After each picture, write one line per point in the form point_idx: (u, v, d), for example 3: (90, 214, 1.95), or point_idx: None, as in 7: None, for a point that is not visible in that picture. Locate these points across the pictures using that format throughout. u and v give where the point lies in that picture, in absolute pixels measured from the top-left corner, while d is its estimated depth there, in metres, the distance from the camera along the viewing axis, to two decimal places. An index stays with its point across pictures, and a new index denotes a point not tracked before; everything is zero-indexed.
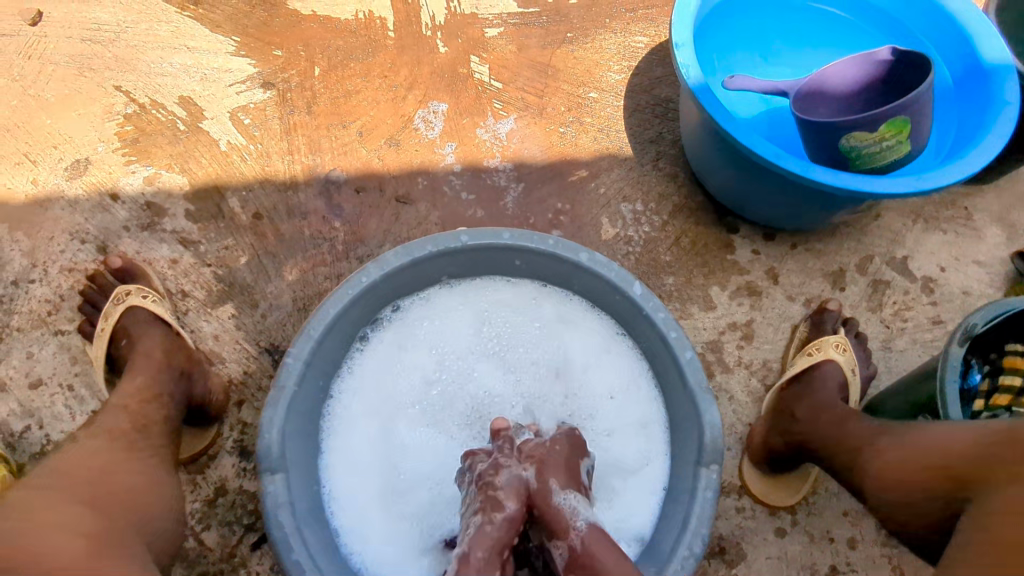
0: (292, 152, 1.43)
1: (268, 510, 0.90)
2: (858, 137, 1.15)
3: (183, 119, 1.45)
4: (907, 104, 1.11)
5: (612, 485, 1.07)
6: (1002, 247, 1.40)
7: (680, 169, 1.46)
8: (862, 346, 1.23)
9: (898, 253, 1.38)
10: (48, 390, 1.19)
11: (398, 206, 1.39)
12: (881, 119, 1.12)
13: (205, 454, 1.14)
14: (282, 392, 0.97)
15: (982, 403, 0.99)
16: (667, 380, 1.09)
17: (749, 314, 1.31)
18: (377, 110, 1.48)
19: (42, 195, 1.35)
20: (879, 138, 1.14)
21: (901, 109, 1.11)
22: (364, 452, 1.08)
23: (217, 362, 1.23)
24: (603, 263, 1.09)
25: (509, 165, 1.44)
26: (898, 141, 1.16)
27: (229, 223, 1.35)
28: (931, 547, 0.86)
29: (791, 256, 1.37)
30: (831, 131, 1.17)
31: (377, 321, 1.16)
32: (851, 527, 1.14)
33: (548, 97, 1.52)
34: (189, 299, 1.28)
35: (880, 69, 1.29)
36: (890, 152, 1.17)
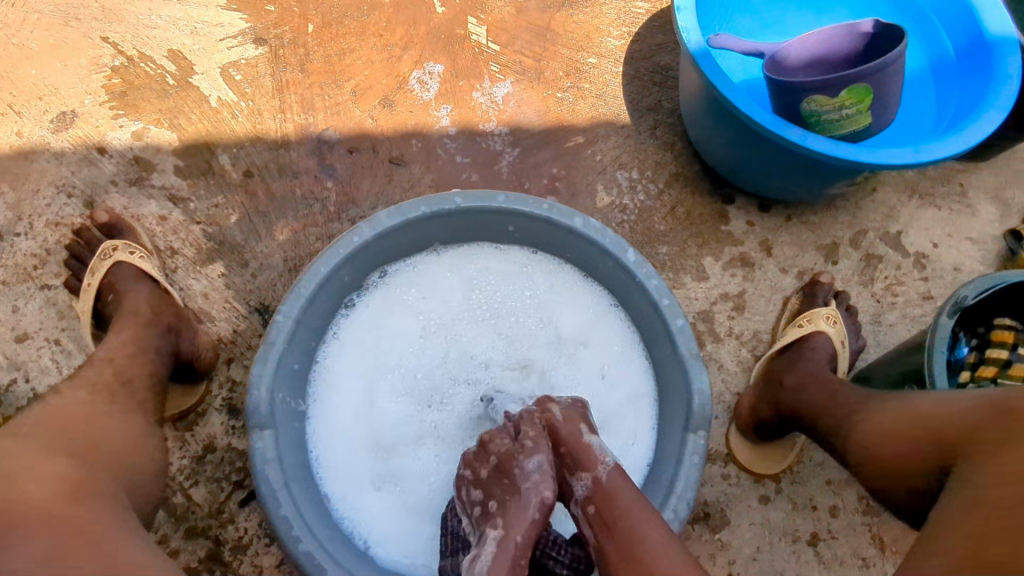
0: (284, 110, 1.40)
1: (256, 465, 0.91)
2: (821, 100, 1.13)
3: (173, 74, 1.41)
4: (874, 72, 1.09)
5: None
6: (995, 225, 1.40)
7: (677, 138, 1.44)
8: (852, 319, 1.24)
9: (892, 228, 1.37)
10: (35, 344, 1.18)
11: (391, 168, 1.37)
12: (847, 82, 1.10)
13: (193, 411, 1.14)
14: (271, 349, 0.97)
15: (968, 374, 0.99)
16: (658, 348, 1.09)
17: (741, 285, 1.31)
18: (371, 69, 1.45)
19: (27, 147, 1.32)
20: (839, 103, 1.13)
21: (868, 75, 1.09)
22: (352, 414, 1.09)
23: (206, 320, 1.23)
24: (598, 229, 1.08)
25: (505, 129, 1.42)
26: (858, 110, 1.14)
27: (219, 180, 1.33)
28: (910, 512, 0.87)
29: (785, 228, 1.36)
30: (792, 92, 1.14)
31: (365, 286, 1.14)
32: (834, 496, 1.16)
33: (546, 61, 1.50)
34: (178, 257, 1.27)
35: (858, 41, 1.27)
36: (845, 117, 1.16)
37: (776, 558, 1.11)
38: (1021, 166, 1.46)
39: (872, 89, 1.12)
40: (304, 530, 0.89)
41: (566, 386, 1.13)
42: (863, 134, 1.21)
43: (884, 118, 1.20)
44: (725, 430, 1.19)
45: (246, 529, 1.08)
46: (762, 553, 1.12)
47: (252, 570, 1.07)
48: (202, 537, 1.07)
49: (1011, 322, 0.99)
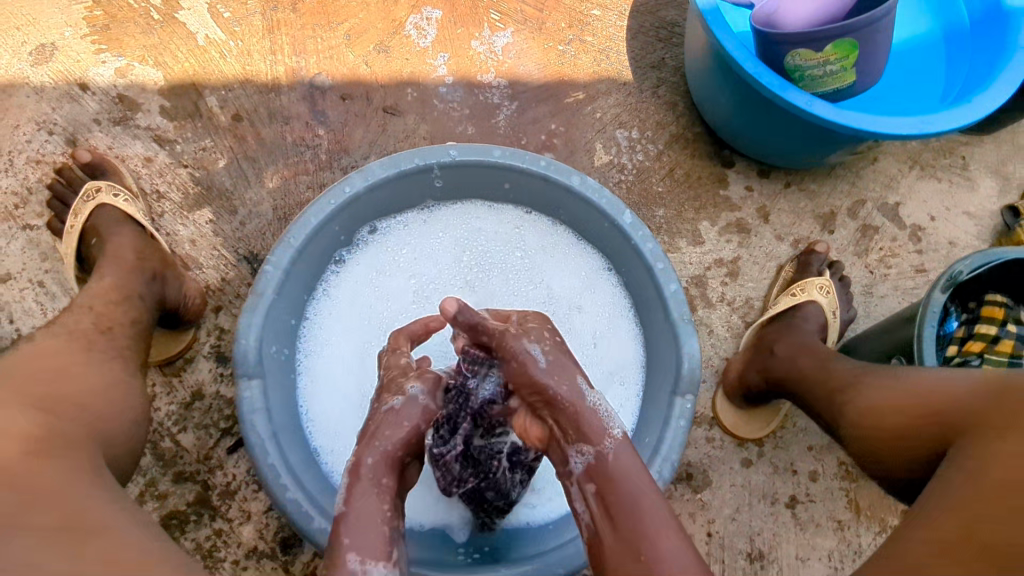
0: (275, 52, 1.35)
1: (244, 415, 0.90)
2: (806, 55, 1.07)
3: (158, 8, 1.35)
4: (859, 26, 1.02)
5: None
6: (994, 200, 1.39)
7: (680, 98, 1.41)
8: (844, 290, 1.24)
9: (890, 199, 1.36)
10: (17, 285, 1.15)
11: (385, 117, 1.34)
12: (833, 37, 1.04)
13: (181, 357, 1.13)
14: (260, 299, 0.95)
15: (956, 348, 0.99)
16: (650, 312, 1.09)
17: (736, 251, 1.30)
18: (366, 12, 1.39)
19: (5, 81, 1.27)
20: (823, 58, 1.07)
21: (856, 30, 1.03)
22: (342, 369, 1.08)
23: (193, 267, 1.20)
24: (595, 189, 1.07)
25: (503, 81, 1.38)
26: (843, 67, 1.09)
27: (207, 123, 1.28)
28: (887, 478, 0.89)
29: (784, 195, 1.35)
30: (774, 44, 1.08)
31: (355, 242, 1.12)
32: (814, 461, 1.18)
33: (549, 11, 1.45)
34: (164, 202, 1.23)
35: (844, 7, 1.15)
36: (826, 73, 1.10)
37: (755, 519, 1.14)
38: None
39: (859, 43, 1.06)
40: (291, 480, 0.89)
41: None
42: (844, 91, 1.17)
43: (870, 76, 1.15)
44: (712, 394, 1.20)
45: (234, 475, 1.09)
46: (742, 514, 1.14)
47: (240, 514, 1.07)
48: (189, 481, 1.07)
49: (1002, 299, 1.00)
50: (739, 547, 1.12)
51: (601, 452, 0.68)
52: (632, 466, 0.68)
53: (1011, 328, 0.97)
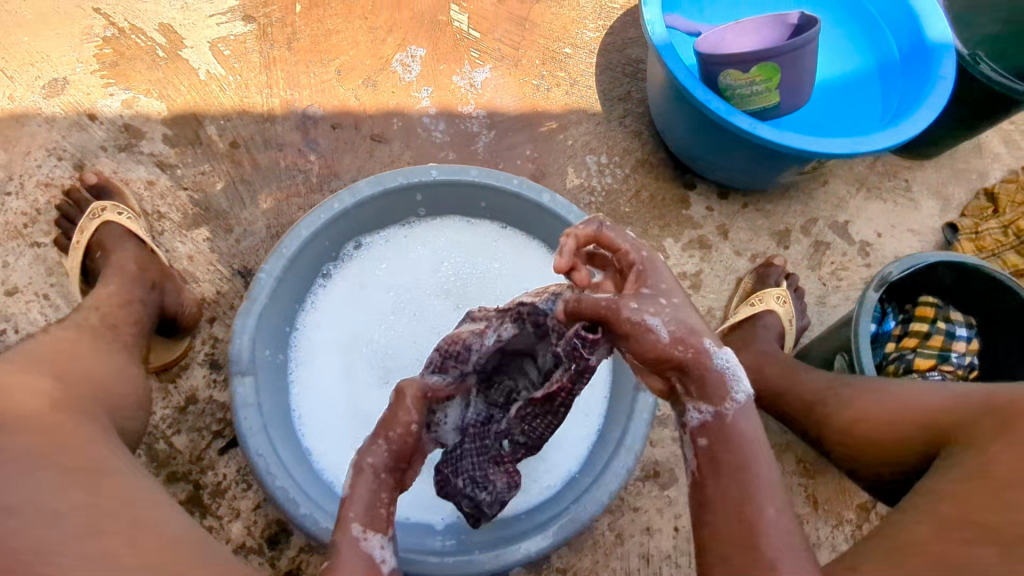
0: (271, 86, 1.46)
1: (237, 409, 0.97)
2: (737, 75, 1.19)
3: (163, 46, 1.47)
4: (777, 52, 1.16)
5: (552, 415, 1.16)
6: (936, 218, 1.50)
7: (645, 127, 1.53)
8: (799, 299, 1.33)
9: (840, 218, 1.47)
10: (24, 298, 1.23)
11: (372, 144, 1.44)
12: (759, 58, 1.16)
13: (176, 364, 1.20)
14: (254, 303, 1.03)
15: (893, 345, 1.10)
16: None
17: (698, 265, 1.40)
18: (356, 50, 1.52)
19: (19, 111, 1.37)
20: (750, 79, 1.19)
21: (777, 56, 1.16)
22: (329, 374, 1.15)
23: (190, 281, 1.28)
24: (564, 205, 1.17)
25: (482, 112, 1.50)
26: (767, 88, 1.22)
27: (206, 149, 1.38)
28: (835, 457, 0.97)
29: (742, 214, 1.46)
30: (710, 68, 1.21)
31: (341, 256, 1.21)
32: (774, 459, 1.25)
33: (524, 50, 1.58)
34: (164, 221, 1.32)
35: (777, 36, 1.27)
36: (751, 92, 1.23)
37: None
38: (961, 165, 1.57)
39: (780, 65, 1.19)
40: (280, 470, 0.96)
41: None
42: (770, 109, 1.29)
43: (793, 98, 1.28)
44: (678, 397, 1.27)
45: (224, 475, 1.14)
46: None
47: (230, 512, 1.12)
48: (182, 481, 1.13)
49: (933, 300, 1.09)
50: None
51: (723, 413, 0.66)
52: (754, 423, 0.66)
53: (941, 325, 1.07)
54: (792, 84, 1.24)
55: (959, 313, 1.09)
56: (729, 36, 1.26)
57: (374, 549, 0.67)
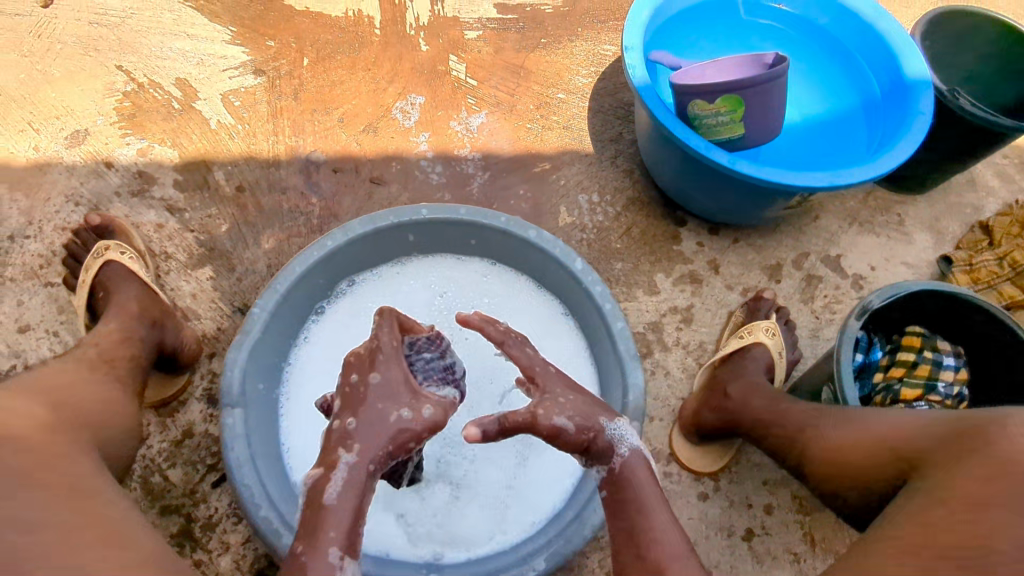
0: (277, 133, 1.54)
1: (225, 441, 1.00)
2: (702, 105, 1.24)
3: (178, 99, 1.56)
4: (741, 86, 1.22)
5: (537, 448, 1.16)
6: (930, 252, 1.51)
7: (636, 166, 1.57)
8: (790, 332, 1.33)
9: (832, 252, 1.49)
10: (35, 335, 1.29)
11: (371, 187, 1.50)
12: (723, 90, 1.22)
13: (175, 399, 1.23)
14: (246, 337, 1.07)
15: (881, 375, 1.10)
16: (602, 351, 1.19)
17: (690, 300, 1.42)
18: (358, 99, 1.60)
19: (42, 161, 1.46)
20: (715, 109, 1.25)
21: (740, 89, 1.22)
22: (320, 408, 1.17)
23: (193, 318, 1.33)
24: (550, 240, 1.20)
25: (478, 155, 1.56)
26: (732, 118, 1.28)
27: (214, 194, 1.46)
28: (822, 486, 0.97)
29: (732, 249, 1.48)
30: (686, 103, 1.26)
31: (334, 294, 1.25)
32: (769, 495, 1.23)
33: (519, 95, 1.65)
34: (171, 261, 1.38)
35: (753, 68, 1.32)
36: (717, 122, 1.28)
37: (712, 551, 1.18)
38: (954, 199, 1.58)
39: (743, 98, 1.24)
40: (265, 501, 0.97)
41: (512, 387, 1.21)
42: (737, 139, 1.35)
43: (761, 129, 1.33)
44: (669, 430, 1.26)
45: (216, 509, 1.16)
46: (699, 546, 1.18)
47: (219, 546, 1.13)
48: (174, 514, 1.15)
49: (920, 329, 1.09)
50: None
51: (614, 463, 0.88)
52: (643, 470, 0.87)
53: (928, 355, 1.06)
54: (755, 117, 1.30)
55: (947, 342, 1.09)
56: (702, 75, 1.30)
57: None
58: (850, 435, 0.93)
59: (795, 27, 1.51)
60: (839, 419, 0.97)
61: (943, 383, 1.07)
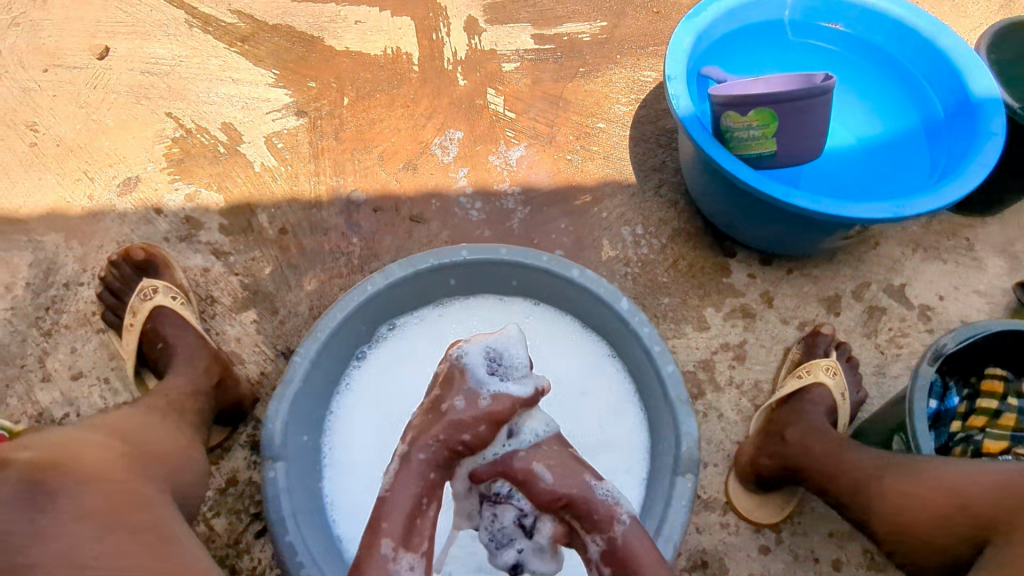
0: (319, 174, 1.55)
1: (268, 495, 0.99)
2: (735, 118, 1.20)
3: (224, 143, 1.60)
4: (774, 99, 1.18)
5: None
6: (1004, 279, 1.42)
7: (681, 196, 1.52)
8: (853, 370, 1.25)
9: (895, 281, 1.41)
10: (87, 382, 1.31)
11: (411, 225, 1.49)
12: (756, 103, 1.18)
13: (220, 446, 1.23)
14: (288, 387, 1.06)
15: (959, 424, 1.01)
16: (652, 395, 1.13)
17: (742, 335, 1.35)
18: (398, 137, 1.60)
19: (96, 209, 1.50)
20: (748, 121, 1.20)
21: (773, 102, 1.18)
22: (361, 456, 1.15)
23: (237, 362, 1.34)
24: (594, 279, 1.16)
25: (517, 189, 1.53)
26: (764, 133, 1.23)
27: (257, 237, 1.47)
28: (900, 546, 0.90)
29: (786, 280, 1.41)
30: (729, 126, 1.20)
31: (374, 338, 1.23)
32: (836, 549, 1.15)
33: (558, 126, 1.62)
34: (216, 305, 1.40)
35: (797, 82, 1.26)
36: (747, 136, 1.23)
37: None
38: None
39: (777, 112, 1.20)
40: (307, 557, 0.95)
41: None
42: (764, 158, 1.30)
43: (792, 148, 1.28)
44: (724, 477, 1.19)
45: (260, 560, 1.16)
46: None
47: None
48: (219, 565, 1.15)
49: (1002, 371, 1.02)
50: None
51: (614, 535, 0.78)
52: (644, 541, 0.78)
53: (1012, 402, 0.99)
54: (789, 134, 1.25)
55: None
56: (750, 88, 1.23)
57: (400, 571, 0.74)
58: (924, 485, 0.86)
59: (846, 45, 1.44)
60: (909, 470, 0.89)
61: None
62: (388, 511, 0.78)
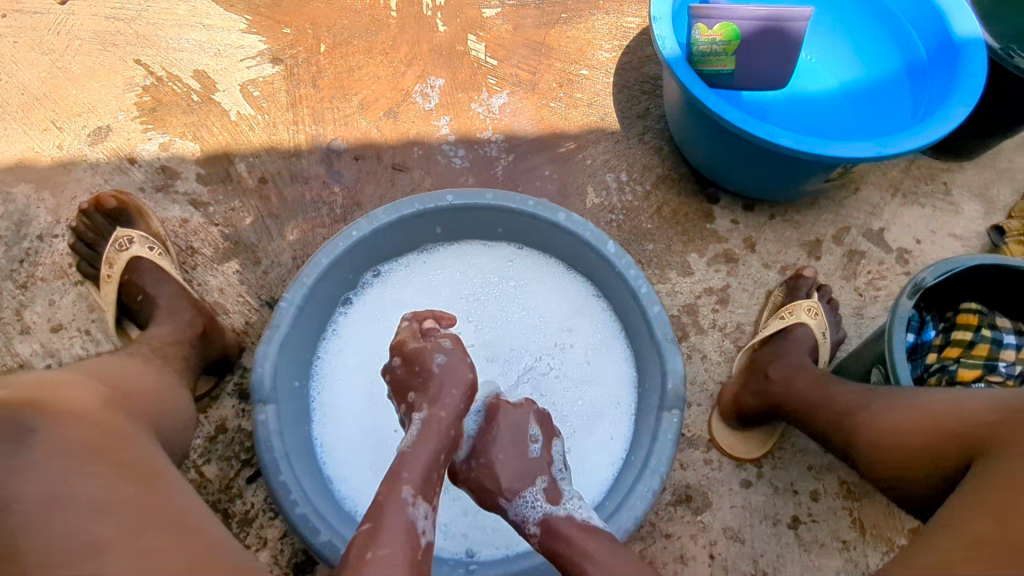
0: (297, 122, 1.52)
1: (259, 436, 0.99)
2: (702, 30, 1.22)
3: (197, 91, 1.55)
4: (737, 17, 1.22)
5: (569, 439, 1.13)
6: (979, 222, 1.46)
7: (665, 143, 1.52)
8: (833, 311, 1.28)
9: (874, 225, 1.45)
10: (68, 334, 1.29)
11: (394, 173, 1.47)
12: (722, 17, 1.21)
13: (208, 395, 1.23)
14: (276, 331, 1.06)
15: (934, 355, 1.05)
16: (638, 335, 1.15)
17: (725, 280, 1.37)
18: (377, 84, 1.57)
19: (66, 159, 1.46)
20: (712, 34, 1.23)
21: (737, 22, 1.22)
22: (350, 401, 1.15)
23: (221, 312, 1.33)
24: (580, 223, 1.16)
25: (501, 136, 1.52)
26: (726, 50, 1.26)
27: (237, 186, 1.44)
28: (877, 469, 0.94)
29: (768, 226, 1.43)
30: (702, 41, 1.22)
31: (359, 284, 1.23)
32: (815, 481, 1.19)
33: (541, 73, 1.60)
34: (197, 255, 1.38)
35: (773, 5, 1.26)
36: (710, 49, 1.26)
37: (757, 540, 1.14)
38: (1004, 165, 1.53)
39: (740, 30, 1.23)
40: (300, 495, 0.96)
41: (540, 376, 1.18)
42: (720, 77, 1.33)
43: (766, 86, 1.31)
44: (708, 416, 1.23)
45: (252, 503, 1.16)
46: (744, 534, 1.15)
47: (257, 541, 1.14)
48: (211, 510, 1.15)
49: (976, 306, 1.04)
50: (743, 569, 1.12)
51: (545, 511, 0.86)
52: (568, 516, 0.85)
53: (986, 333, 1.02)
54: (754, 57, 1.29)
55: (1003, 319, 1.04)
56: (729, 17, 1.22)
57: (417, 517, 0.74)
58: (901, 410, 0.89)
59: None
60: (888, 399, 0.92)
61: (1000, 363, 1.01)
62: (407, 462, 0.80)
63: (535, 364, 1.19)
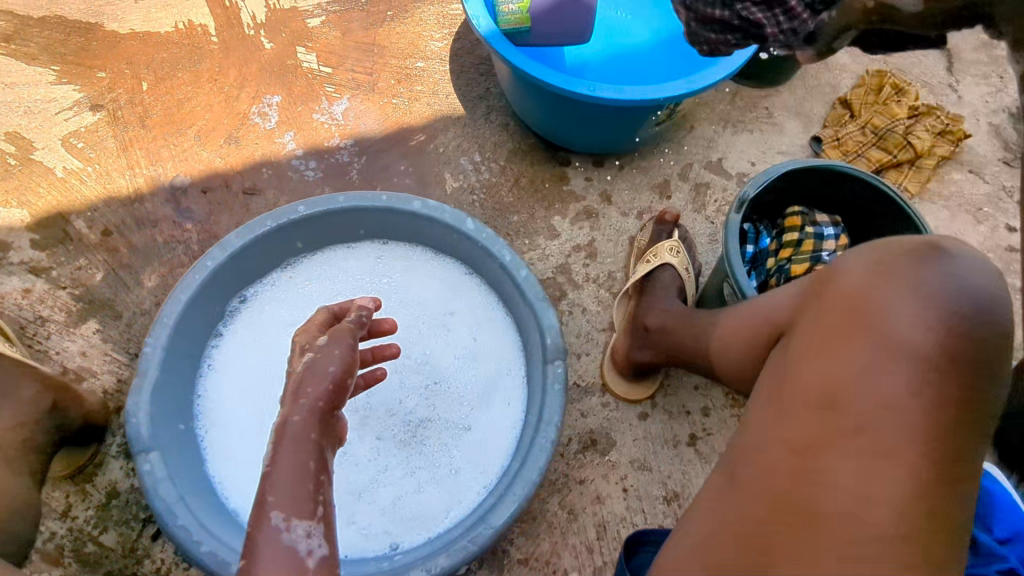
0: (132, 166, 1.45)
1: (148, 487, 0.95)
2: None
3: (13, 154, 1.44)
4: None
5: (469, 415, 1.15)
6: (801, 136, 1.61)
7: (511, 118, 1.58)
8: (689, 241, 1.37)
9: (713, 157, 1.56)
10: None
11: (247, 198, 1.43)
12: None
13: (91, 463, 1.16)
14: (145, 379, 1.01)
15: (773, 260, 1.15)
16: (513, 301, 1.19)
17: (590, 235, 1.44)
18: (211, 112, 1.52)
19: None
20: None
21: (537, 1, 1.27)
22: (241, 433, 1.12)
23: (88, 376, 1.25)
24: (436, 207, 1.18)
25: (349, 141, 1.51)
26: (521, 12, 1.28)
27: (79, 244, 1.36)
28: None
29: (620, 176, 1.52)
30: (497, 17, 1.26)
31: (227, 314, 1.19)
32: (703, 398, 1.28)
33: (377, 73, 1.61)
34: (49, 324, 1.29)
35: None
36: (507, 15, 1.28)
37: (663, 464, 1.22)
38: (812, 82, 1.70)
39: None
40: (204, 535, 0.93)
41: (429, 362, 1.19)
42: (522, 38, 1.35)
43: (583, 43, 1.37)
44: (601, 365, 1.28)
45: (163, 560, 1.11)
46: (651, 462, 1.22)
47: None
48: None
49: (799, 209, 1.15)
50: (656, 494, 1.20)
51: None
52: None
53: (809, 230, 1.12)
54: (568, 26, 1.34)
55: (826, 215, 1.14)
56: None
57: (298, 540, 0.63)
58: None
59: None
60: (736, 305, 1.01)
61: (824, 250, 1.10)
62: (273, 482, 0.65)
63: (421, 354, 1.20)
